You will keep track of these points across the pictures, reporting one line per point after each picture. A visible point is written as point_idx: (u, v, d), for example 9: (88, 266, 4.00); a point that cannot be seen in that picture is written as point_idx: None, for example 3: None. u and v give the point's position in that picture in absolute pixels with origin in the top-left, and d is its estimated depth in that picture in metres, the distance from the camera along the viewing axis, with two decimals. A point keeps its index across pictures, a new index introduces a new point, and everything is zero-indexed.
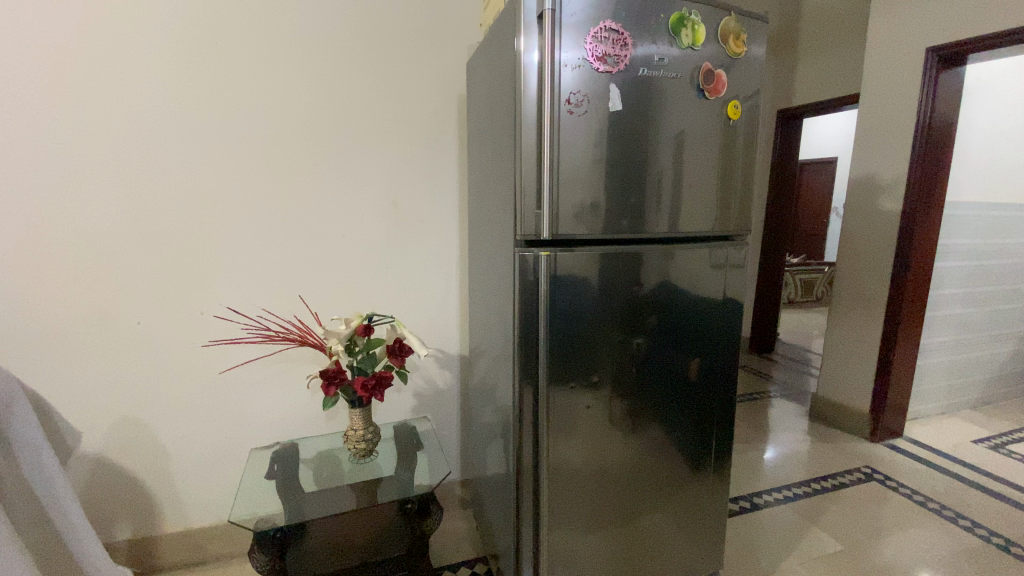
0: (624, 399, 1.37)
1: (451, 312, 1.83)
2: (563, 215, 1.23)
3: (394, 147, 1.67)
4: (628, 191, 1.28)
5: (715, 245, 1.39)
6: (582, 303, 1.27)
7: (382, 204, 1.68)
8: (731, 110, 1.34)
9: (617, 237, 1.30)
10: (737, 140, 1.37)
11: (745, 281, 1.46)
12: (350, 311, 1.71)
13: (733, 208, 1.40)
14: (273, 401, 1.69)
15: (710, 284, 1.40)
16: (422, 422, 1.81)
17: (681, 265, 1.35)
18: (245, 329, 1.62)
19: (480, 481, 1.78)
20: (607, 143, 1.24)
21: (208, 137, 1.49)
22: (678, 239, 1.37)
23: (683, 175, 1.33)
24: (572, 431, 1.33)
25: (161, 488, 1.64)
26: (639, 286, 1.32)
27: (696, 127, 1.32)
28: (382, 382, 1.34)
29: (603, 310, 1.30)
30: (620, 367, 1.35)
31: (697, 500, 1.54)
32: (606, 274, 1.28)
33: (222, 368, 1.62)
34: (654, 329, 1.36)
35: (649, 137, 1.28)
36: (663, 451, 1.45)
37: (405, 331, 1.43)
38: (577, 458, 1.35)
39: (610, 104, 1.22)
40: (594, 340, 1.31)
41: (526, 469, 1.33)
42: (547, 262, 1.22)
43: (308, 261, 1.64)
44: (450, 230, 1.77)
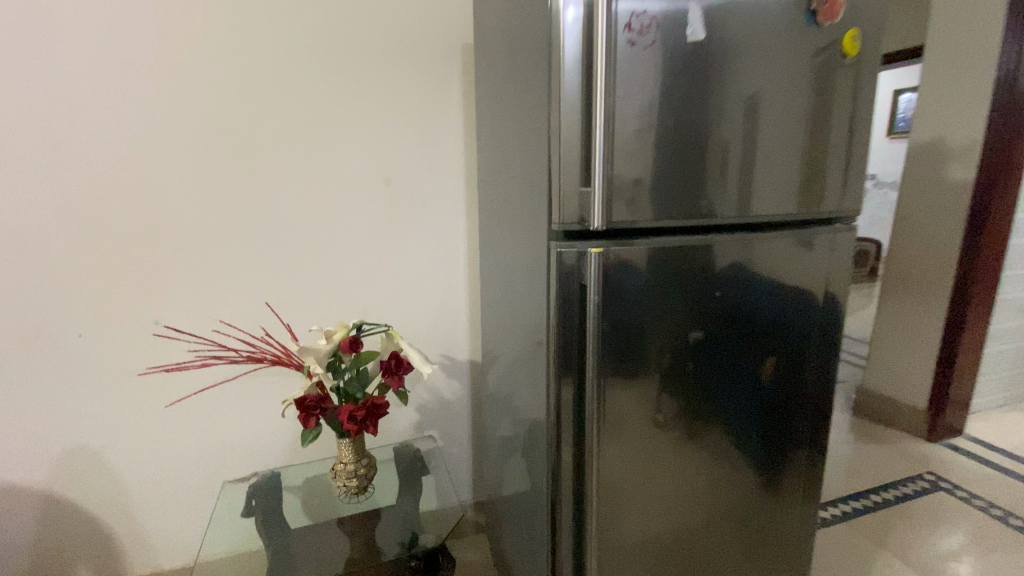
0: (683, 406, 1.09)
1: (459, 312, 1.53)
2: (616, 195, 0.94)
3: (387, 114, 1.36)
4: (701, 156, 0.98)
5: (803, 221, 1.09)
6: (635, 295, 0.99)
7: (373, 184, 1.38)
8: (849, 44, 1.02)
9: (683, 216, 1.00)
10: (841, 92, 1.05)
11: (837, 268, 1.15)
12: (339, 313, 1.42)
13: (832, 175, 1.09)
14: (250, 422, 1.43)
15: (797, 279, 1.11)
16: (427, 442, 1.54)
17: (760, 256, 1.06)
18: (192, 352, 1.33)
19: (498, 502, 1.52)
20: (673, 97, 0.94)
21: (155, 102, 1.19)
22: (759, 224, 1.07)
23: (773, 127, 1.02)
24: (622, 448, 1.06)
25: (122, 529, 1.36)
26: (708, 281, 1.04)
27: (795, 63, 1.01)
28: (375, 411, 1.06)
29: (660, 301, 1.01)
30: (679, 383, 1.08)
31: (770, 522, 1.26)
32: (668, 268, 1.00)
33: (169, 401, 1.34)
34: (725, 335, 1.08)
35: (733, 78, 0.97)
36: (729, 464, 1.17)
37: (404, 343, 1.15)
38: (628, 483, 1.08)
39: (689, 33, 0.92)
40: (649, 340, 1.02)
41: (564, 498, 1.06)
42: (594, 257, 0.94)
43: (285, 256, 1.35)
44: (455, 213, 1.46)
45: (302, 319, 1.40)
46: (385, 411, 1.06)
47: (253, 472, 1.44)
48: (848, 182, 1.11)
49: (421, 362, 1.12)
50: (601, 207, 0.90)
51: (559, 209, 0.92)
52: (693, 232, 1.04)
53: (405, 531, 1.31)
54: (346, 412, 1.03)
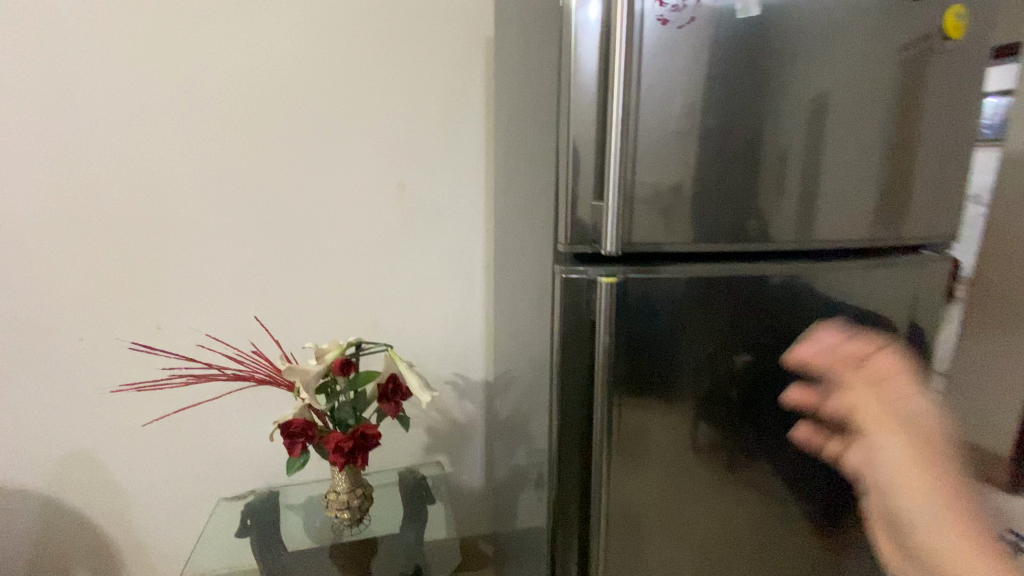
0: (723, 447, 0.89)
1: (475, 327, 1.41)
2: (639, 214, 0.80)
3: (400, 113, 1.26)
4: (750, 159, 0.82)
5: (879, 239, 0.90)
6: (660, 313, 0.82)
7: (382, 190, 1.28)
8: (951, 24, 0.85)
9: (725, 232, 0.83)
10: (926, 95, 0.87)
11: (927, 291, 0.93)
12: (346, 324, 1.32)
13: (917, 184, 0.90)
14: (251, 435, 1.36)
15: (873, 318, 0.90)
16: (432, 468, 1.44)
17: (823, 289, 0.87)
18: (167, 369, 1.26)
19: (510, 536, 1.36)
20: (714, 98, 0.79)
21: (158, 101, 1.14)
22: (820, 249, 0.89)
23: (844, 125, 0.84)
24: (642, 490, 0.87)
25: (121, 537, 1.32)
26: (753, 317, 0.86)
27: (874, 46, 0.83)
28: (364, 441, 0.97)
29: (693, 321, 0.84)
30: (719, 439, 0.89)
31: None
32: (703, 300, 0.84)
33: (144, 420, 1.28)
34: (778, 383, 0.89)
35: (794, 64, 0.81)
36: (782, 520, 0.95)
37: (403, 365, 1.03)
38: (648, 553, 0.90)
39: (740, 8, 0.78)
40: (679, 369, 0.85)
41: (567, 545, 0.88)
42: (607, 288, 0.79)
43: (288, 264, 1.27)
44: (473, 220, 1.35)
45: (304, 331, 1.31)
46: (377, 442, 0.98)
47: (249, 490, 1.37)
48: (934, 202, 0.92)
49: (419, 389, 1.01)
50: (616, 232, 0.74)
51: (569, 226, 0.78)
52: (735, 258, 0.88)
53: (407, 568, 1.19)
54: (333, 440, 0.95)
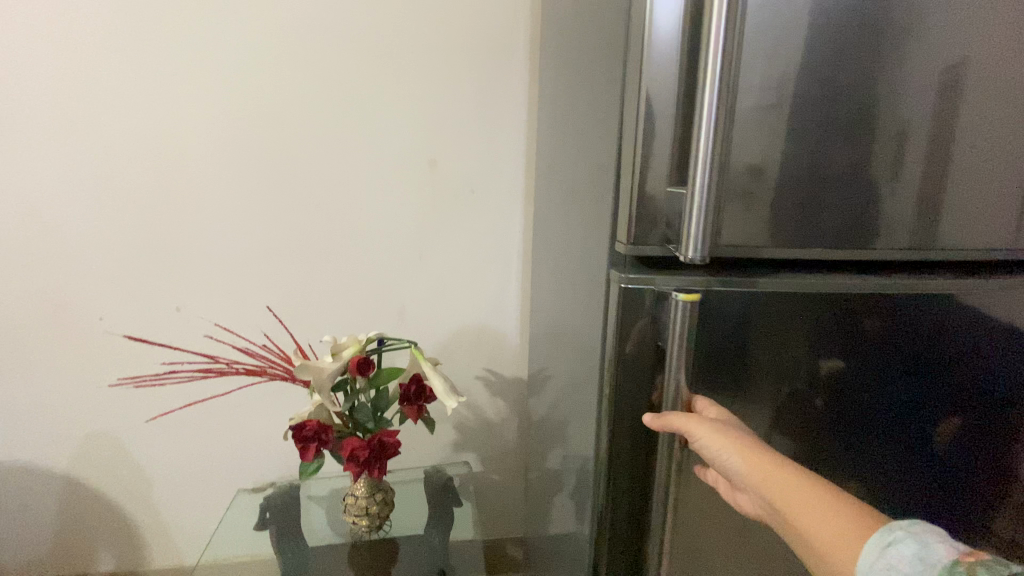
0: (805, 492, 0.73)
1: (509, 319, 1.29)
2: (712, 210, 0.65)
3: (432, 81, 1.12)
4: (864, 135, 0.64)
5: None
6: (736, 331, 0.68)
7: (411, 168, 1.16)
8: None
9: (823, 229, 0.66)
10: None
11: None
12: (371, 311, 1.23)
13: None
14: (269, 426, 1.27)
15: (1016, 340, 0.71)
16: (458, 468, 1.34)
17: (951, 306, 0.69)
18: (166, 363, 1.20)
19: (539, 544, 1.26)
20: (822, 58, 0.62)
21: (173, 66, 1.05)
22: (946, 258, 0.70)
23: (1001, 90, 0.64)
24: (704, 539, 0.73)
25: (145, 516, 1.30)
26: (856, 337, 0.69)
27: None
28: (381, 449, 0.87)
29: (776, 341, 0.68)
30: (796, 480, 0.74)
31: None
32: (792, 318, 0.68)
33: (148, 417, 1.23)
34: (879, 417, 0.72)
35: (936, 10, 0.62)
36: None
37: (426, 365, 0.91)
38: None
39: None
40: (757, 400, 0.70)
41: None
42: (685, 307, 0.62)
43: (309, 244, 1.17)
44: (512, 201, 1.21)
45: (326, 318, 1.21)
46: (396, 451, 0.88)
47: (270, 481, 1.31)
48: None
49: (444, 394, 0.89)
50: (702, 238, 0.57)
51: (630, 219, 0.62)
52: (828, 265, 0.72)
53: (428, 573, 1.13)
54: (348, 447, 0.86)
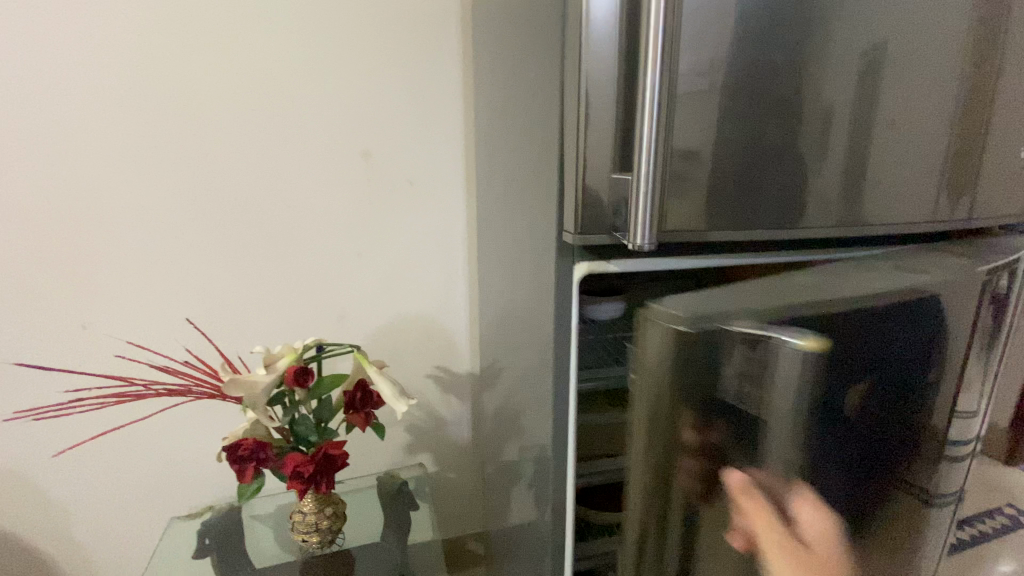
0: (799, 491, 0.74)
1: (457, 315, 1.25)
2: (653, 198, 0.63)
3: (363, 69, 1.06)
4: (789, 119, 0.65)
5: (943, 218, 0.73)
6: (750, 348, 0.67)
7: (344, 161, 1.09)
8: None
9: (757, 213, 0.67)
10: (1006, 37, 0.69)
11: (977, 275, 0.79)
12: (309, 315, 1.15)
13: (998, 144, 0.72)
14: (202, 446, 1.17)
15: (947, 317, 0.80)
16: (412, 470, 1.30)
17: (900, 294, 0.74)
18: (73, 390, 1.07)
19: (500, 537, 1.24)
20: (747, 42, 0.62)
21: (56, 52, 0.93)
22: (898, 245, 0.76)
23: (909, 73, 0.67)
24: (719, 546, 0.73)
25: (64, 557, 1.17)
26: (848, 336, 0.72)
27: None
28: (328, 463, 0.82)
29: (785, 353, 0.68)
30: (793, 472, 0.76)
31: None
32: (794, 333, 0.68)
33: (57, 451, 1.10)
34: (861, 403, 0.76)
35: None
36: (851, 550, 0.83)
37: (370, 370, 0.87)
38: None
39: None
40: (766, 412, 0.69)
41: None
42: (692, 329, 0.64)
43: (233, 247, 1.08)
44: (452, 193, 1.17)
45: (259, 325, 1.13)
46: (344, 463, 0.83)
47: (207, 505, 1.21)
48: (1007, 171, 0.75)
49: (393, 398, 0.85)
50: (650, 225, 0.56)
51: (576, 206, 0.60)
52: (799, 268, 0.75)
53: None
54: (290, 464, 0.80)
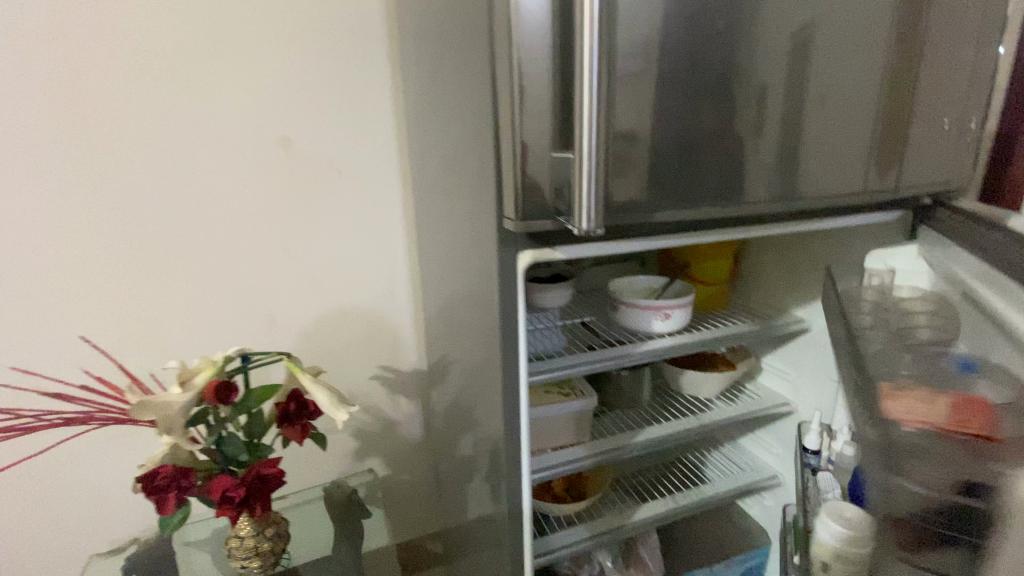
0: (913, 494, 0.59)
1: (399, 310, 1.19)
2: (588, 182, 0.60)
3: (280, 51, 0.96)
4: (726, 92, 0.64)
5: (879, 188, 0.74)
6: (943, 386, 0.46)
7: (263, 152, 0.99)
8: None
9: (699, 190, 0.66)
10: (934, 2, 0.69)
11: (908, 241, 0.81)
12: (234, 321, 1.05)
13: (928, 113, 0.73)
14: (120, 475, 1.05)
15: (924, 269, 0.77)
16: (362, 476, 1.23)
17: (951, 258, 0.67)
18: None
19: (459, 535, 1.20)
20: (682, 12, 0.59)
21: None
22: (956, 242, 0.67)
23: (840, 44, 0.67)
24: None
25: None
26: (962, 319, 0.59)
27: None
28: (262, 484, 0.74)
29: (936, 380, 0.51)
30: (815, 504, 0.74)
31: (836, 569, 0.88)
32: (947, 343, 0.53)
33: None
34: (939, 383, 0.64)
35: None
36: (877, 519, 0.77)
37: (304, 378, 0.80)
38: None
39: None
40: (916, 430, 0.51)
41: None
42: None
43: (139, 251, 0.96)
44: (385, 181, 1.09)
45: (177, 336, 1.01)
46: (280, 482, 0.76)
47: (132, 538, 1.09)
48: (941, 136, 0.75)
49: (331, 407, 0.78)
50: (593, 208, 0.53)
51: (515, 192, 0.56)
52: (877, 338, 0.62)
53: None
54: (218, 488, 0.72)
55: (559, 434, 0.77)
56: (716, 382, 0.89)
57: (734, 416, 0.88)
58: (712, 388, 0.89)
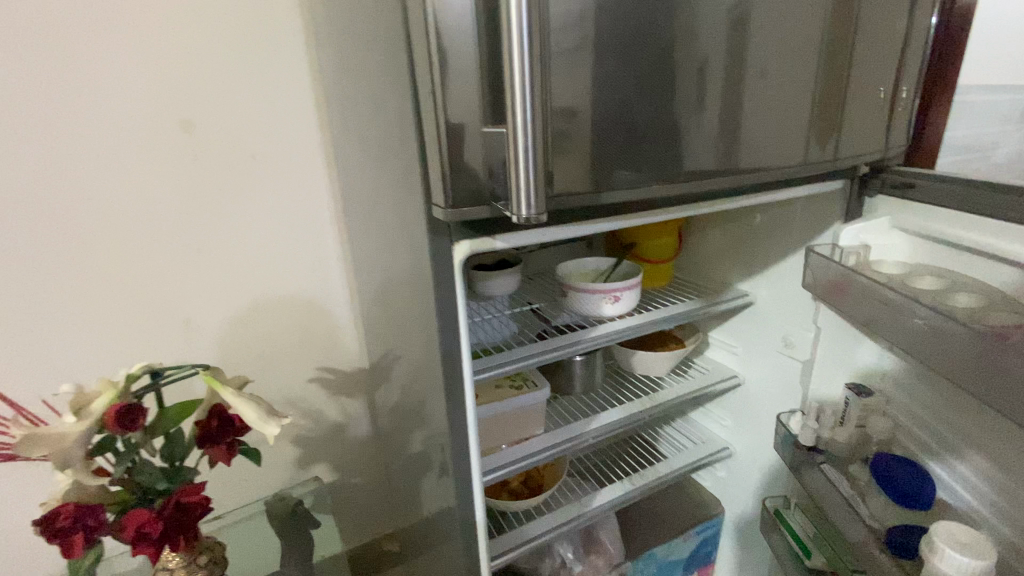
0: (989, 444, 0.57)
1: (334, 307, 1.11)
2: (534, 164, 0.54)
3: (175, 21, 0.84)
4: (668, 63, 0.60)
5: (817, 159, 0.74)
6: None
7: (160, 138, 0.87)
8: None
9: (645, 167, 0.62)
10: None
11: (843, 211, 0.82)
12: (144, 330, 0.93)
13: (861, 83, 0.73)
14: (20, 513, 0.92)
15: (875, 235, 0.76)
16: (307, 485, 1.15)
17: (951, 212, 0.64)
18: None
19: (414, 535, 1.16)
20: None
21: None
22: (965, 207, 0.62)
23: (779, 13, 0.65)
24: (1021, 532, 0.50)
25: None
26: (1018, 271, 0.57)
27: None
28: (184, 515, 0.66)
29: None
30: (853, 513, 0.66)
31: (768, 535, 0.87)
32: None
33: None
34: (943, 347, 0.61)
35: None
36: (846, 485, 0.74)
37: (227, 391, 0.71)
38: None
39: None
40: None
41: None
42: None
43: (13, 256, 0.81)
44: (308, 169, 1.00)
45: (75, 350, 0.89)
46: (205, 510, 0.67)
47: None
48: (874, 106, 0.76)
49: (259, 421, 0.70)
50: (533, 190, 0.48)
51: (444, 175, 0.50)
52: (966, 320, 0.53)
53: None
54: (131, 524, 0.63)
55: (511, 431, 0.73)
56: (667, 361, 0.88)
57: (686, 393, 0.88)
58: (664, 368, 0.88)
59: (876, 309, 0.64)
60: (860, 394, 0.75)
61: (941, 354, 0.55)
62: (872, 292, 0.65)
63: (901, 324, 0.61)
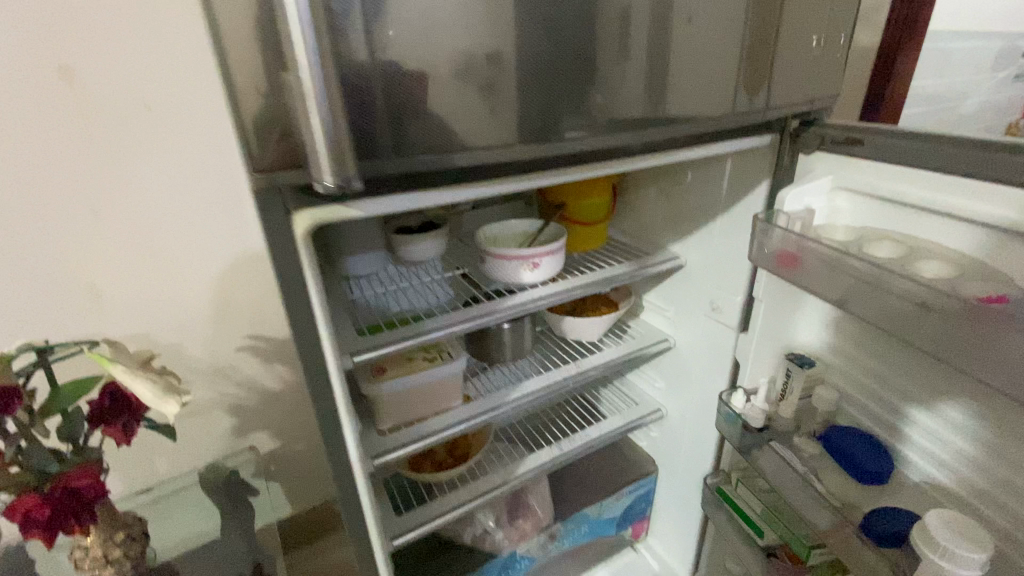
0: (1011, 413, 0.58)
1: (258, 272, 1.05)
2: (357, 115, 0.44)
3: None
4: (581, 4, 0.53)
5: (740, 111, 0.69)
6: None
7: (32, 87, 0.78)
8: None
9: (558, 119, 0.55)
10: None
11: (765, 166, 0.77)
12: (43, 302, 0.87)
13: (796, 30, 0.68)
14: None
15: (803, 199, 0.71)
16: (243, 454, 1.12)
17: (913, 172, 0.61)
18: None
19: None
20: None
21: None
22: (922, 165, 0.59)
23: None
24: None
25: None
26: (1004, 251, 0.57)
27: None
28: (79, 500, 0.61)
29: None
30: (816, 497, 0.67)
31: (712, 500, 0.88)
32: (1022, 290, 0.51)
33: None
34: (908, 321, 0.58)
35: None
36: (791, 457, 0.73)
37: (120, 368, 0.66)
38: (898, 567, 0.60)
39: None
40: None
41: None
42: None
43: None
44: (214, 123, 0.92)
45: None
46: (100, 494, 0.63)
47: None
48: (811, 55, 0.70)
49: (154, 400, 0.66)
50: (334, 154, 0.41)
51: (264, 132, 0.42)
52: (950, 294, 0.52)
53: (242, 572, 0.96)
54: (21, 509, 0.59)
55: (423, 405, 0.70)
56: (599, 327, 0.86)
57: (619, 359, 0.86)
58: (594, 334, 0.86)
59: (849, 285, 0.61)
60: (805, 365, 0.76)
61: (931, 335, 0.53)
62: (842, 266, 0.61)
63: (883, 301, 0.58)
